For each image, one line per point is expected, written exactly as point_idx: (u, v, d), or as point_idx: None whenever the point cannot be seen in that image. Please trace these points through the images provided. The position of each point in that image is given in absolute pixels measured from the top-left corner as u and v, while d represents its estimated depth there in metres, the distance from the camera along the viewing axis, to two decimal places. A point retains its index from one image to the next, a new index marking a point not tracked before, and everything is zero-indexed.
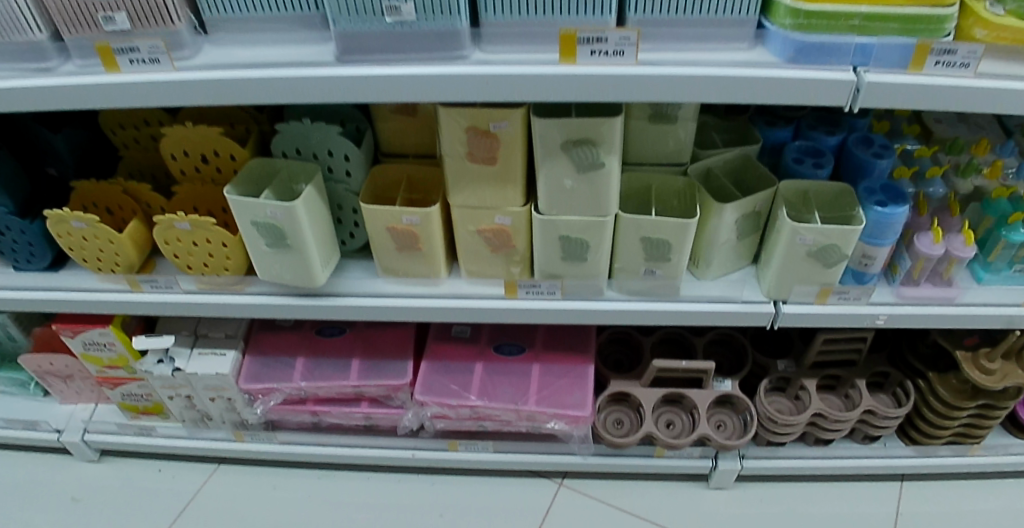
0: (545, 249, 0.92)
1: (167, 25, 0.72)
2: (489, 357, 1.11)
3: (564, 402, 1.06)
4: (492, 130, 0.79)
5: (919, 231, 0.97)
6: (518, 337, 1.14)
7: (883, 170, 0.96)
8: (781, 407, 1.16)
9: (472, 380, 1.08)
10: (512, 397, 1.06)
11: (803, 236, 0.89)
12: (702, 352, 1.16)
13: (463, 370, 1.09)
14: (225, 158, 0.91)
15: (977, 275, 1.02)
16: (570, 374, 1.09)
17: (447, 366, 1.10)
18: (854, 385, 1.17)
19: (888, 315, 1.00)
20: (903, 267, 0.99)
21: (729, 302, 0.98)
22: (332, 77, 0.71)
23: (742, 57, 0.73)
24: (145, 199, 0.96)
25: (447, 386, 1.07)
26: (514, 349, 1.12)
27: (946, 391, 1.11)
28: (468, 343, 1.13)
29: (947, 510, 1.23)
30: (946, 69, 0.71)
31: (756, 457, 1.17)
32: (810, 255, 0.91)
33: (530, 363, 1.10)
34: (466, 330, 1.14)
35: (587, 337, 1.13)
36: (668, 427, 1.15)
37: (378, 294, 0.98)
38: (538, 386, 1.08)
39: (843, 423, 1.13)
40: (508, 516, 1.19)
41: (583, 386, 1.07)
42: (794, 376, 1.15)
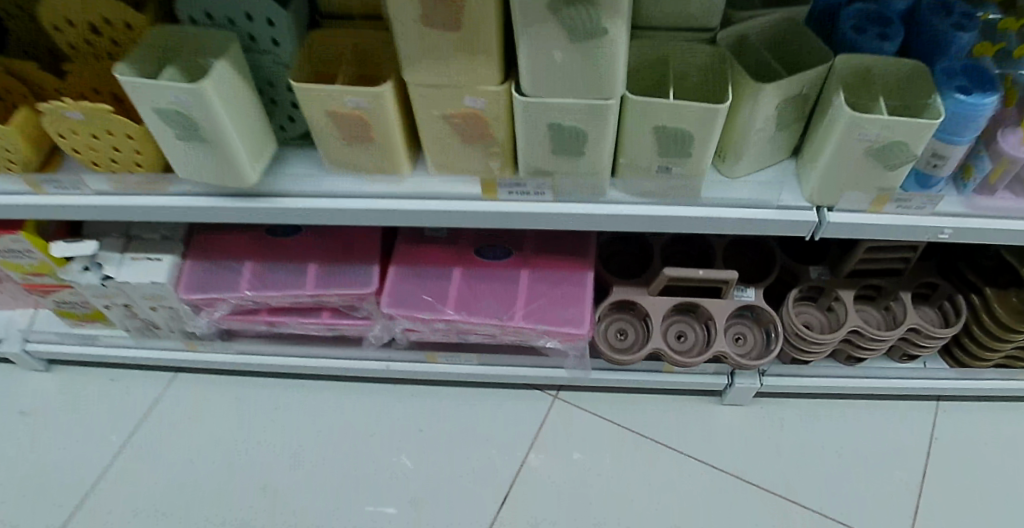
0: (530, 143, 0.73)
1: None
2: (470, 263, 0.95)
3: (557, 317, 0.91)
4: None
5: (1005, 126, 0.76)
6: (505, 238, 0.97)
7: (963, 47, 0.76)
8: (810, 320, 1.00)
9: (450, 290, 0.93)
10: (496, 310, 0.91)
11: (864, 130, 0.69)
12: (722, 256, 0.99)
13: (440, 279, 0.94)
14: (119, 28, 0.73)
15: None
16: (564, 284, 0.93)
17: (422, 273, 0.95)
18: (896, 298, 0.99)
19: (954, 229, 0.81)
20: (979, 171, 0.79)
21: (764, 207, 0.79)
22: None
23: None
24: (35, 82, 0.79)
25: (421, 296, 0.93)
26: (499, 253, 0.96)
27: (1005, 312, 0.94)
28: (446, 246, 0.97)
29: (987, 432, 1.10)
30: None
31: (777, 375, 1.04)
32: (868, 154, 0.72)
33: (518, 269, 0.94)
34: (443, 230, 0.98)
35: (585, 239, 0.96)
36: (679, 339, 1.01)
37: (329, 193, 0.82)
38: (527, 297, 0.92)
39: (881, 341, 0.97)
40: (496, 431, 1.09)
41: (580, 299, 0.92)
42: (828, 285, 0.98)
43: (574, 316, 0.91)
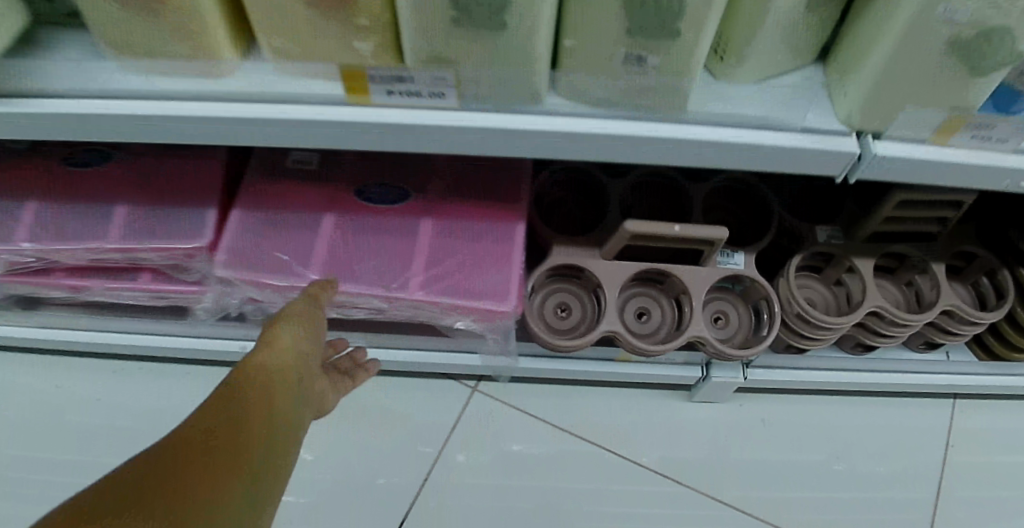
0: (416, 8, 0.44)
1: None
2: (348, 208, 0.67)
3: (472, 287, 0.63)
4: None
5: None
6: (402, 173, 0.69)
7: None
8: (813, 297, 0.76)
9: (315, 246, 0.65)
10: (381, 277, 0.64)
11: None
12: (699, 210, 0.71)
13: (303, 230, 0.66)
14: None
15: None
16: (484, 240, 0.65)
17: (277, 220, 0.66)
18: (925, 270, 0.74)
19: None
20: None
21: (781, 131, 0.51)
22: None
23: None
24: None
25: (273, 254, 0.64)
26: (392, 193, 0.67)
27: None
28: (315, 182, 0.68)
29: (1012, 437, 0.88)
30: None
31: (765, 367, 0.79)
32: (950, 45, 0.45)
33: (416, 218, 0.66)
34: (313, 159, 0.69)
35: (516, 177, 0.68)
36: (639, 318, 0.75)
37: (109, 94, 0.53)
38: (430, 258, 0.64)
39: (906, 326, 0.72)
40: (395, 434, 0.83)
41: (507, 260, 0.64)
42: (839, 253, 0.72)
43: (497, 287, 0.63)
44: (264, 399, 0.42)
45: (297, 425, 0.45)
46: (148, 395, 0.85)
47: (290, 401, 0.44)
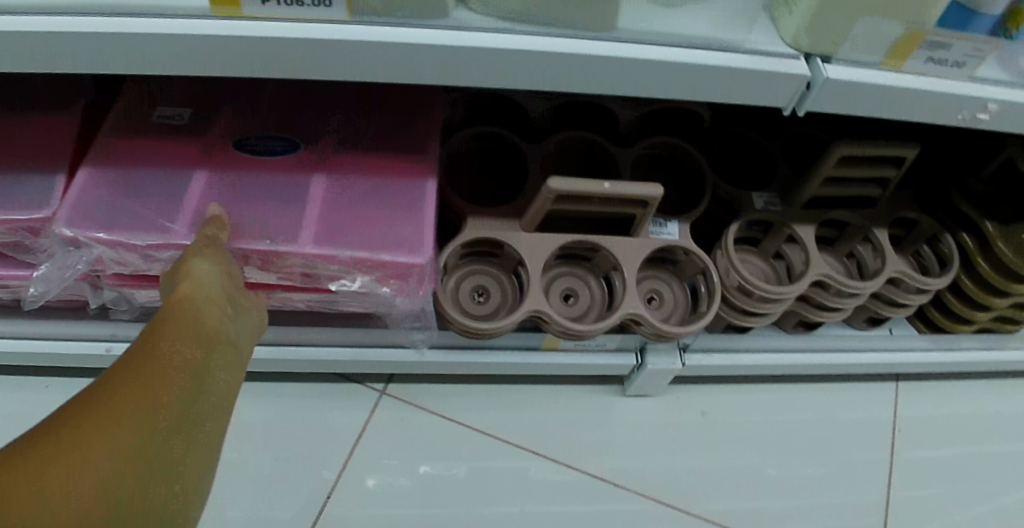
0: None
1: None
2: (227, 162, 0.56)
3: (382, 238, 0.54)
4: None
5: None
6: (292, 125, 0.59)
7: None
8: (753, 272, 0.69)
9: (188, 203, 0.54)
10: (270, 230, 0.54)
11: None
12: (627, 174, 0.64)
13: (173, 185, 0.55)
14: None
15: None
16: (394, 190, 0.57)
17: (139, 174, 0.54)
18: (868, 238, 0.70)
19: (1003, 104, 0.52)
20: None
21: (725, 55, 0.45)
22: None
23: None
24: None
25: (132, 209, 0.53)
26: (282, 146, 0.58)
27: (1012, 253, 0.69)
28: (186, 136, 0.57)
29: (954, 418, 0.86)
30: None
31: (703, 350, 0.72)
32: None
33: (311, 170, 0.57)
34: (184, 111, 0.58)
35: (427, 129, 0.60)
36: (564, 301, 0.66)
37: None
38: (328, 212, 0.55)
39: (851, 298, 0.68)
40: (295, 447, 0.72)
41: (422, 209, 0.56)
42: (778, 220, 0.66)
43: (411, 238, 0.55)
44: (188, 323, 0.39)
45: (234, 345, 0.42)
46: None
47: (218, 322, 0.41)
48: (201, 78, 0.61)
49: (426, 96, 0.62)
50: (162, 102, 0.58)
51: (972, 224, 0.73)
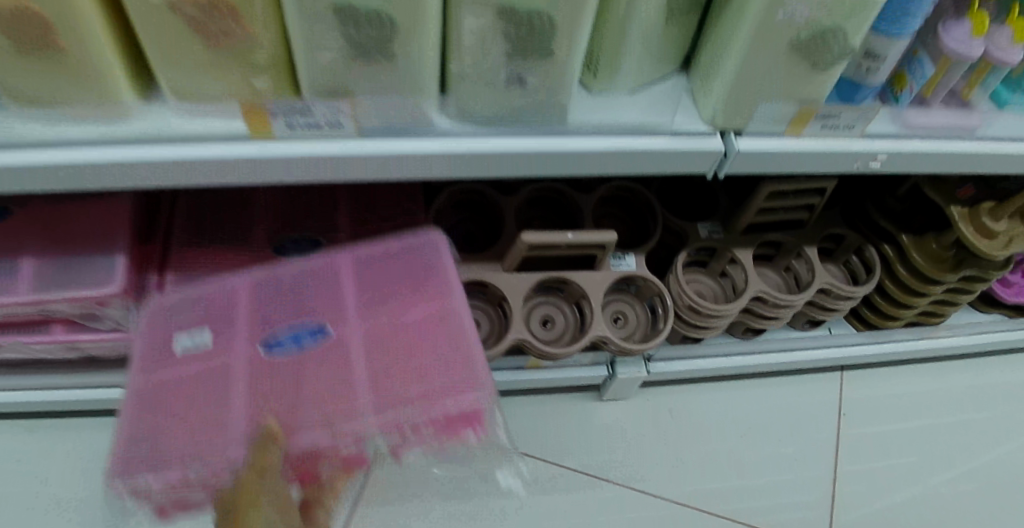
0: (309, 37, 0.47)
1: None
2: (258, 358, 0.58)
3: (434, 396, 0.57)
4: None
5: (946, 19, 0.62)
6: (310, 311, 0.61)
7: None
8: (703, 291, 0.81)
9: (232, 426, 0.55)
10: (325, 418, 0.56)
11: (790, 9, 0.50)
12: (589, 216, 0.76)
13: (214, 398, 0.57)
14: None
15: (998, 99, 0.72)
16: (431, 338, 0.60)
17: (179, 404, 0.56)
18: (800, 255, 0.83)
19: (888, 153, 0.65)
20: (915, 81, 0.64)
21: (655, 135, 0.57)
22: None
23: None
24: None
25: (180, 451, 0.54)
26: (306, 334, 0.60)
27: (924, 261, 0.83)
28: (214, 350, 0.59)
29: (893, 400, 0.99)
30: None
31: (665, 359, 0.85)
32: (792, 47, 0.53)
33: (345, 345, 0.60)
34: (202, 335, 0.59)
35: (440, 287, 0.63)
36: (543, 326, 0.78)
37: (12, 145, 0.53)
38: (374, 383, 0.58)
39: (786, 308, 0.80)
40: None
41: (459, 340, 0.60)
42: (721, 246, 0.79)
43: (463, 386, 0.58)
44: None
45: None
46: (87, 450, 0.87)
47: None
48: (207, 286, 0.62)
49: (425, 245, 0.65)
50: (182, 322, 0.60)
51: (890, 235, 0.86)
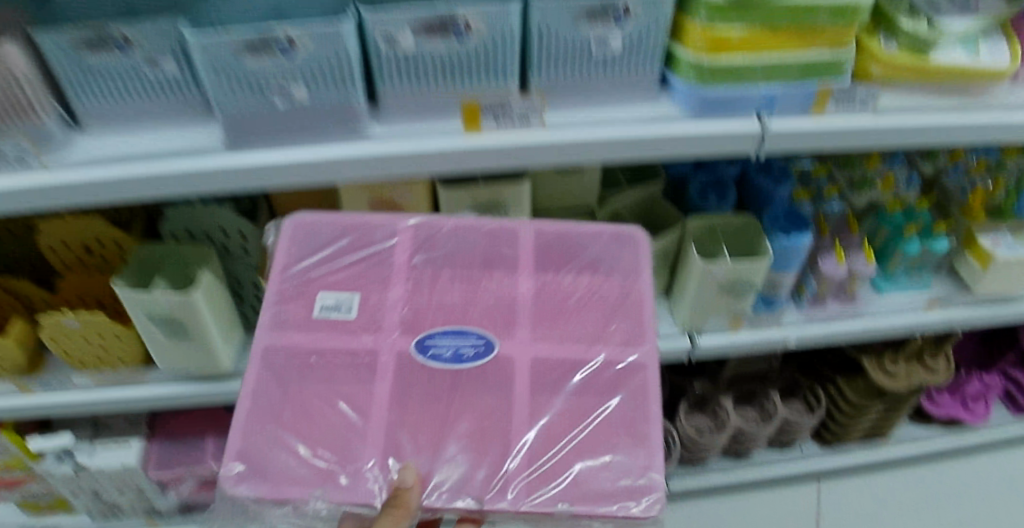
0: None
1: (29, 117, 0.67)
2: (422, 297, 0.68)
3: (600, 488, 0.60)
4: (396, 201, 0.81)
5: (823, 252, 1.03)
6: (479, 322, 0.67)
7: (784, 197, 0.99)
8: (702, 424, 1.19)
9: (365, 448, 0.61)
10: (472, 486, 0.59)
11: (714, 272, 0.92)
12: None
13: (347, 373, 0.64)
14: (109, 245, 0.90)
15: (878, 286, 1.12)
16: (606, 394, 0.64)
17: (312, 417, 0.62)
18: (767, 396, 1.21)
19: (797, 336, 1.07)
20: (809, 289, 1.07)
21: None
22: (107, 175, 0.67)
23: (652, 113, 0.76)
24: (23, 293, 0.94)
25: (310, 471, 0.60)
26: (469, 351, 0.65)
27: (856, 396, 1.19)
28: (337, 263, 0.70)
29: (863, 501, 1.32)
30: (846, 108, 0.78)
31: (680, 477, 1.25)
32: (721, 289, 0.95)
33: (515, 362, 0.65)
34: (343, 295, 0.68)
35: (616, 308, 0.69)
36: None
37: None
38: (537, 440, 0.62)
39: (757, 436, 1.19)
40: None
41: (627, 439, 0.62)
42: (710, 394, 1.18)
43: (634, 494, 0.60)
44: None
45: None
46: None
47: None
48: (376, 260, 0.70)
49: (624, 251, 0.72)
50: (304, 259, 0.69)
51: (831, 378, 1.24)
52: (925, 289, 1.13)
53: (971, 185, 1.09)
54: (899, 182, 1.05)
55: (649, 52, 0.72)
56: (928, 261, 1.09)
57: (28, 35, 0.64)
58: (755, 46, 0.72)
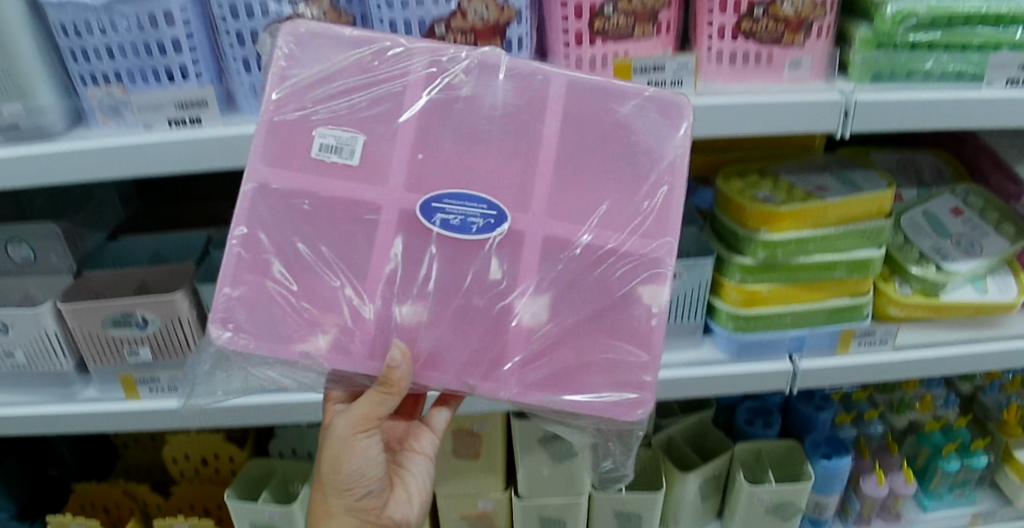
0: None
1: (182, 355, 0.89)
2: (438, 154, 0.72)
3: (572, 382, 0.74)
4: (475, 430, 1.15)
5: (864, 472, 1.27)
6: (485, 188, 0.71)
7: (824, 421, 1.28)
8: None
9: (369, 315, 0.72)
10: (466, 367, 0.73)
11: (760, 497, 1.19)
12: None
13: (356, 249, 0.72)
14: (224, 460, 1.31)
15: (925, 503, 1.35)
16: (609, 289, 0.73)
17: (329, 266, 0.72)
18: None
19: None
20: (855, 509, 1.31)
21: None
22: (248, 401, 0.93)
23: (698, 354, 1.01)
24: (141, 499, 1.30)
25: (323, 315, 0.72)
26: (478, 222, 0.71)
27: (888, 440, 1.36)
28: (317, 63, 0.71)
29: None
30: (868, 344, 1.04)
31: None
32: (769, 512, 1.21)
33: (525, 236, 0.72)
34: (347, 135, 0.71)
35: (647, 206, 0.73)
36: None
37: None
38: (528, 323, 0.73)
39: None
40: None
41: (599, 321, 0.74)
42: None
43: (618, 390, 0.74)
44: None
45: None
46: None
47: None
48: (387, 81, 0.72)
49: (663, 129, 0.73)
50: (309, 111, 0.71)
51: None
52: (969, 504, 1.36)
53: (1005, 400, 1.36)
54: (938, 402, 1.35)
55: (694, 306, 0.99)
56: (969, 476, 1.32)
57: (194, 286, 0.87)
58: (787, 295, 0.96)
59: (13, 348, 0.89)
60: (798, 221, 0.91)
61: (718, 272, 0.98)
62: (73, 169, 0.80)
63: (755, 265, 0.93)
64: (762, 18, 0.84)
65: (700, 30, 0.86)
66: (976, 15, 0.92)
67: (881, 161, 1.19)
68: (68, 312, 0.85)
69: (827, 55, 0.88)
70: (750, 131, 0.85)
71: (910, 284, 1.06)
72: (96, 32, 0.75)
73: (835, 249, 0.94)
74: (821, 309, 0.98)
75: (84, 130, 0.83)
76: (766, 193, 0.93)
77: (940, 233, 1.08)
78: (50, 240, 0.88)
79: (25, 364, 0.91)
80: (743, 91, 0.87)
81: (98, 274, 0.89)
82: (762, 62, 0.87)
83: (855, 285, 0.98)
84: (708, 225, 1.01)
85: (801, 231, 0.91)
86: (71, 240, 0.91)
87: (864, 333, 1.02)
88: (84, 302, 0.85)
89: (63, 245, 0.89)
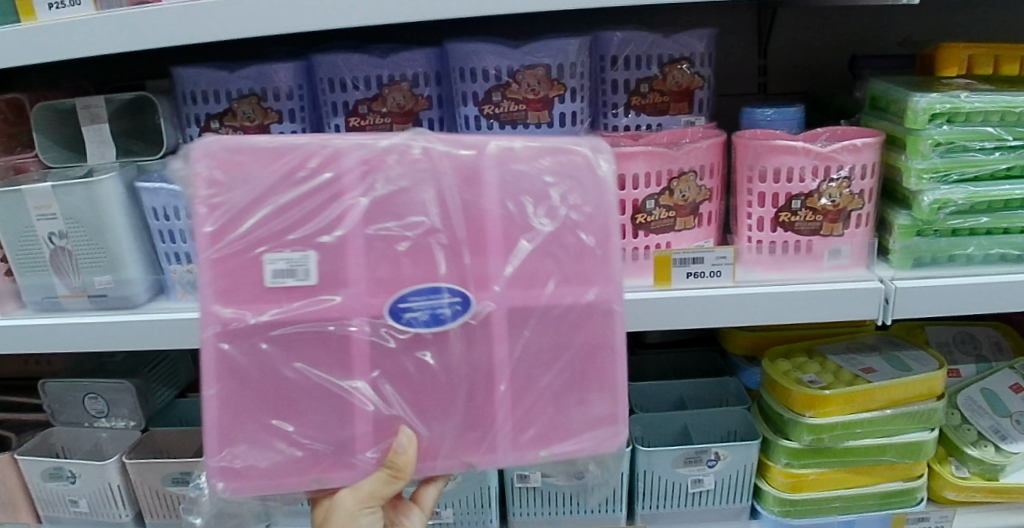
0: None
1: None
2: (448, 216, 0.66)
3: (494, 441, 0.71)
4: None
5: None
6: (452, 278, 0.66)
7: None
8: None
9: (361, 426, 0.68)
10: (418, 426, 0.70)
11: None
12: None
13: (338, 361, 0.67)
14: None
15: None
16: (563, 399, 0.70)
17: (285, 405, 0.68)
18: None
19: None
20: None
21: None
22: None
23: None
24: None
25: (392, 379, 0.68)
26: (445, 310, 0.67)
27: None
28: (242, 190, 0.64)
29: None
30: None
31: None
32: None
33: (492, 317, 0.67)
34: (300, 254, 0.65)
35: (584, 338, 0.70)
36: None
37: None
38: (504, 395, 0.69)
39: None
40: None
41: (610, 389, 0.71)
42: None
43: (594, 430, 0.71)
44: None
45: None
46: None
47: None
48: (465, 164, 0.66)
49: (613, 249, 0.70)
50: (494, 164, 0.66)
51: None
52: None
53: None
54: None
55: (740, 492, 0.98)
56: None
57: None
58: (832, 482, 0.96)
59: (78, 497, 1.01)
60: (843, 405, 0.91)
61: (765, 454, 0.98)
62: (149, 340, 0.86)
63: (800, 448, 0.94)
64: (800, 210, 0.87)
65: (740, 219, 0.92)
66: (1018, 199, 0.93)
67: (936, 334, 1.17)
68: (133, 467, 0.98)
69: (868, 244, 0.90)
70: (787, 316, 0.88)
71: (967, 467, 1.02)
72: (184, 217, 0.84)
73: (884, 433, 0.94)
74: (871, 493, 0.97)
75: (165, 301, 0.90)
76: (812, 375, 0.94)
77: (998, 412, 1.05)
78: (123, 394, 1.04)
79: (88, 512, 1.02)
80: (783, 280, 0.89)
81: (165, 432, 1.04)
82: (801, 250, 0.89)
83: (906, 468, 0.97)
84: (755, 405, 1.03)
85: (848, 415, 0.91)
86: (143, 396, 1.06)
87: (918, 519, 1.00)
88: (151, 461, 0.98)
89: (134, 399, 1.04)
